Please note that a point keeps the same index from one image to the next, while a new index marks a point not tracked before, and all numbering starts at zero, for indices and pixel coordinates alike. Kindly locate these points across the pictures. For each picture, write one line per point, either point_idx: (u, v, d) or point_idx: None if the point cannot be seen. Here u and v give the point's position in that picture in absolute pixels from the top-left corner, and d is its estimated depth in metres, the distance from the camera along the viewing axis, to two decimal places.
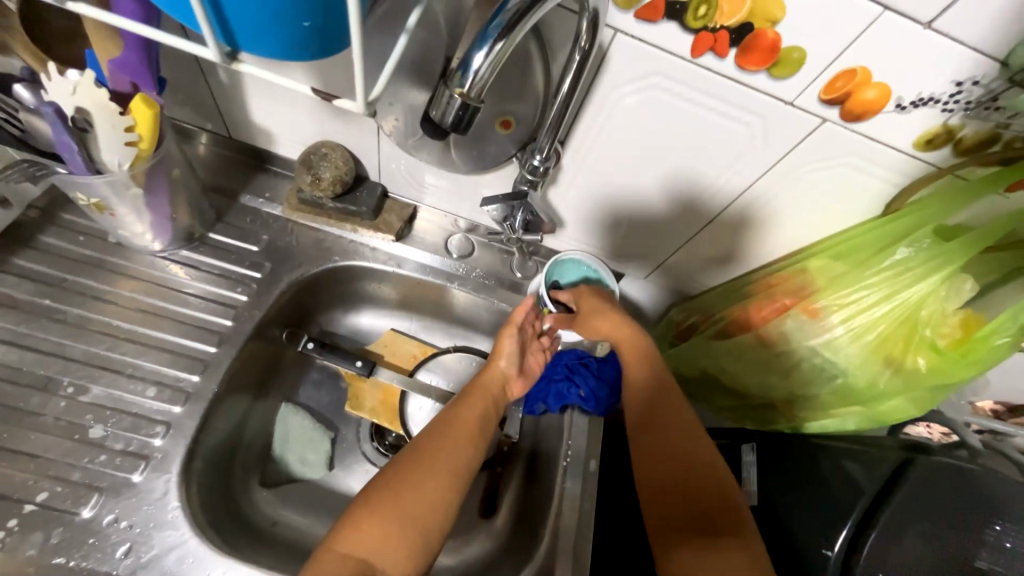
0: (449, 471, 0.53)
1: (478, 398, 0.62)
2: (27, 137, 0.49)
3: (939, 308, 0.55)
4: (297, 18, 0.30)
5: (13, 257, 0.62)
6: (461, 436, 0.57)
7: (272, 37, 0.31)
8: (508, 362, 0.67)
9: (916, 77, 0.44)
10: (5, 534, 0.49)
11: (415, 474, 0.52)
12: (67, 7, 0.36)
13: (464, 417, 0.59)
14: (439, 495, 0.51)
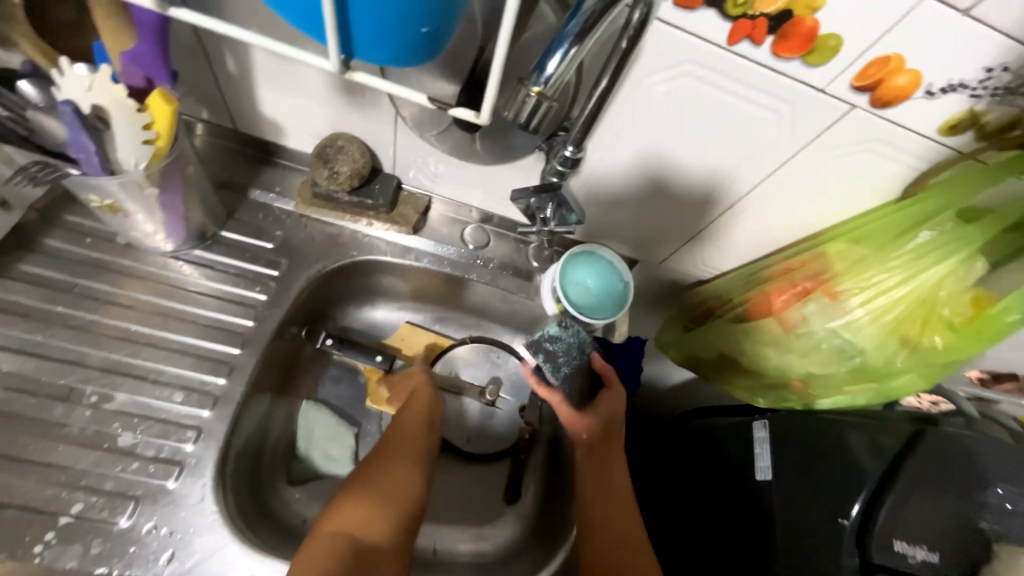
0: (411, 452, 0.61)
1: (421, 401, 0.68)
2: (32, 136, 0.46)
3: (955, 289, 0.57)
4: (417, 24, 0.32)
5: (17, 263, 0.59)
6: (417, 426, 0.64)
7: (389, 43, 0.34)
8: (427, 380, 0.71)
9: (949, 63, 0.44)
10: (44, 547, 0.48)
11: (395, 455, 0.60)
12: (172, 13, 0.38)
13: (414, 417, 0.65)
14: (410, 470, 0.59)
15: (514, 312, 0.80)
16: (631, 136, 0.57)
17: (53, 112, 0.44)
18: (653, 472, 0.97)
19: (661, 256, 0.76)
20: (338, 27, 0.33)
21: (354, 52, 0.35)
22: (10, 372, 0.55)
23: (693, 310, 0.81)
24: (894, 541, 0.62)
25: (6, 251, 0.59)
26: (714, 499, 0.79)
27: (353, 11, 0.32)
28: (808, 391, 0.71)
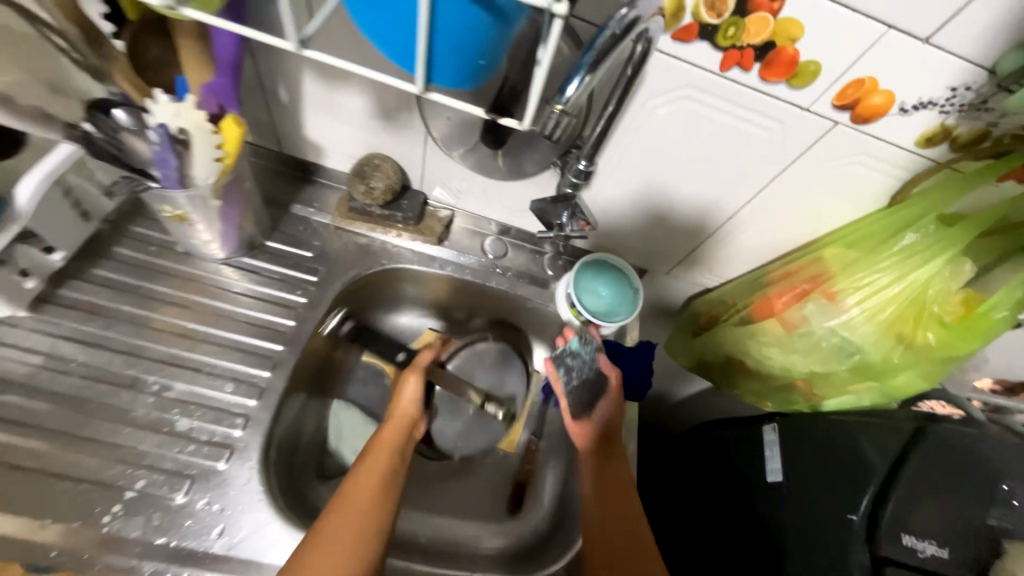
0: (365, 502, 0.55)
1: (387, 440, 0.62)
2: (121, 155, 0.53)
3: (943, 288, 0.61)
4: (485, 55, 0.36)
5: (92, 267, 0.66)
6: (373, 485, 0.56)
7: (467, 65, 0.36)
8: (412, 402, 0.67)
9: (918, 84, 0.50)
10: (111, 518, 0.53)
11: (348, 506, 0.54)
12: (301, 53, 0.40)
13: (376, 459, 0.59)
14: (362, 526, 0.53)
15: (530, 318, 0.85)
16: (637, 152, 0.63)
17: (144, 135, 0.51)
18: (667, 483, 1.02)
19: (667, 263, 0.82)
20: (428, 50, 0.34)
21: (433, 74, 0.36)
22: (85, 363, 0.61)
23: (700, 316, 0.86)
24: (903, 534, 0.64)
25: (83, 257, 0.66)
26: (729, 500, 0.84)
27: (446, 33, 0.33)
28: (813, 391, 0.76)
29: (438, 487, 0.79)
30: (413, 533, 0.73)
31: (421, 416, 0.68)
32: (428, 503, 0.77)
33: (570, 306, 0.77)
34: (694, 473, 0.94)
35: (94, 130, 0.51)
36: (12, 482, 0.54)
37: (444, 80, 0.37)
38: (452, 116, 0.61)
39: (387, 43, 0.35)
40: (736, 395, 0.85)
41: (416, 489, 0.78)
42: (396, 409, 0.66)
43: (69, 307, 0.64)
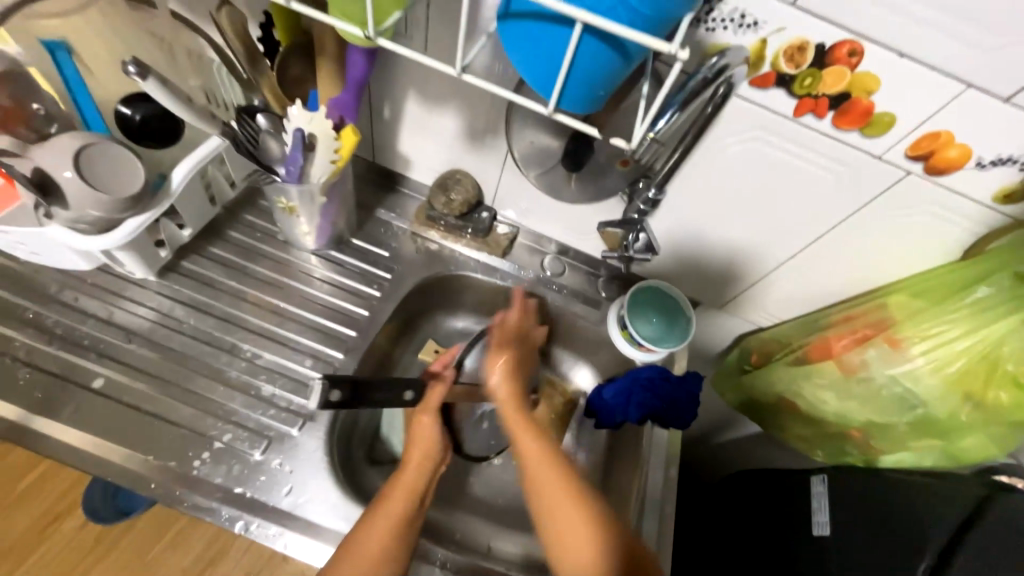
0: (378, 549, 0.55)
1: (407, 478, 0.61)
2: (256, 152, 0.62)
3: (1021, 347, 0.59)
4: (607, 88, 0.41)
5: (209, 246, 0.76)
6: (401, 505, 0.58)
7: (592, 93, 0.40)
8: (430, 437, 0.65)
9: (996, 140, 0.51)
10: (201, 463, 0.63)
11: (360, 551, 0.55)
12: (462, 78, 0.45)
13: (394, 502, 0.58)
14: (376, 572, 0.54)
15: (580, 337, 0.88)
16: (705, 186, 0.67)
17: (280, 136, 0.62)
18: (696, 522, 0.97)
19: (722, 298, 0.84)
20: (568, 73, 0.38)
21: (564, 95, 0.40)
22: (194, 326, 0.71)
23: (752, 354, 0.86)
24: None
25: (202, 235, 0.77)
26: (772, 551, 0.78)
27: (590, 62, 0.38)
28: (870, 443, 0.73)
29: (473, 488, 0.81)
30: (448, 528, 0.76)
31: (442, 447, 0.67)
32: (465, 502, 0.79)
33: (622, 329, 0.79)
34: (735, 515, 0.88)
35: (238, 127, 0.60)
36: (130, 418, 0.64)
37: (569, 106, 0.41)
38: (535, 139, 0.66)
39: (528, 68, 0.40)
40: (784, 439, 0.83)
41: (453, 488, 0.80)
42: (414, 440, 0.65)
43: (187, 276, 0.74)
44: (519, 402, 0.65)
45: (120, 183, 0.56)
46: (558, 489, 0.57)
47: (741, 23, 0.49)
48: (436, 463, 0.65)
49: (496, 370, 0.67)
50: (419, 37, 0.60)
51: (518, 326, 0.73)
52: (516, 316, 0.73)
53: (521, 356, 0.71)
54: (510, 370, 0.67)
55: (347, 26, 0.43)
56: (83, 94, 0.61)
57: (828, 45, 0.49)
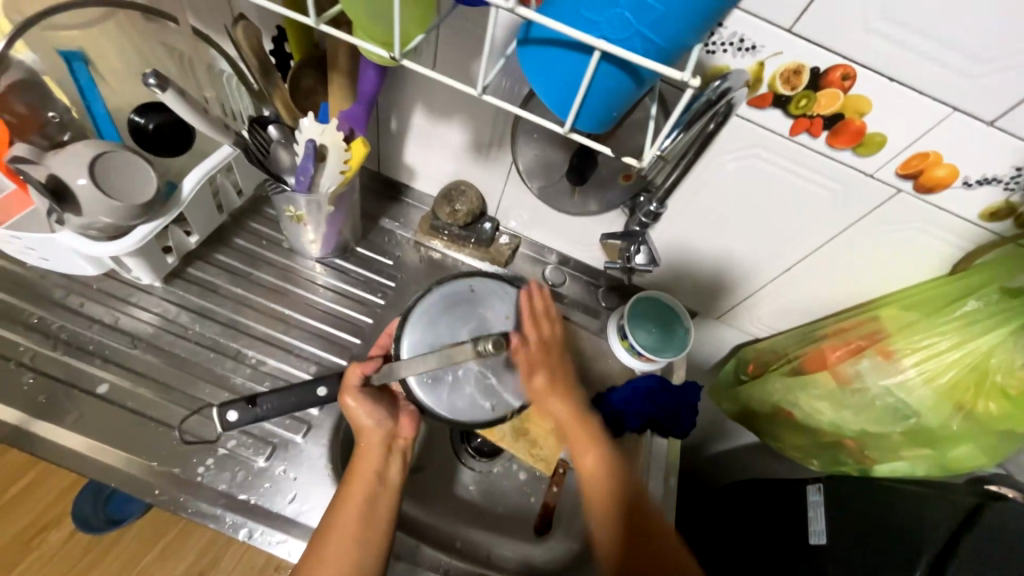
0: (348, 540, 0.56)
1: (366, 465, 0.61)
2: (265, 162, 0.63)
3: (1007, 358, 0.62)
4: (620, 109, 0.42)
5: (216, 253, 0.77)
6: (359, 494, 0.59)
7: (607, 114, 0.42)
8: (374, 420, 0.63)
9: (981, 161, 0.54)
10: (205, 469, 0.63)
11: (332, 542, 0.56)
12: (482, 98, 0.46)
13: (355, 491, 0.59)
14: (354, 550, 0.56)
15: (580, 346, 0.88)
16: (704, 200, 0.69)
17: (290, 146, 0.62)
18: (694, 533, 0.98)
19: (719, 309, 0.86)
20: (585, 94, 0.40)
21: (579, 116, 0.42)
22: (199, 332, 0.71)
23: (748, 364, 0.87)
24: None
25: (208, 242, 0.77)
26: (770, 561, 0.79)
27: (606, 85, 0.39)
28: (864, 453, 0.75)
29: (473, 498, 0.81)
30: (449, 536, 0.76)
31: (393, 424, 0.65)
32: (466, 512, 0.80)
33: (622, 339, 0.80)
34: (733, 525, 0.89)
35: (249, 138, 0.61)
36: (134, 424, 0.64)
37: (584, 125, 0.43)
38: (540, 154, 0.68)
39: (545, 90, 0.42)
40: (781, 449, 0.85)
41: (454, 495, 0.80)
42: (360, 424, 0.63)
43: (193, 283, 0.74)
44: (569, 400, 0.68)
45: (133, 191, 0.57)
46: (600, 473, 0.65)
47: (740, 47, 0.52)
48: (394, 441, 0.65)
49: (537, 372, 0.67)
50: (429, 53, 0.62)
51: (542, 335, 0.69)
52: (531, 330, 0.69)
53: (558, 365, 0.69)
54: (552, 395, 0.67)
55: (372, 47, 0.43)
56: (95, 98, 0.62)
57: (823, 68, 0.51)
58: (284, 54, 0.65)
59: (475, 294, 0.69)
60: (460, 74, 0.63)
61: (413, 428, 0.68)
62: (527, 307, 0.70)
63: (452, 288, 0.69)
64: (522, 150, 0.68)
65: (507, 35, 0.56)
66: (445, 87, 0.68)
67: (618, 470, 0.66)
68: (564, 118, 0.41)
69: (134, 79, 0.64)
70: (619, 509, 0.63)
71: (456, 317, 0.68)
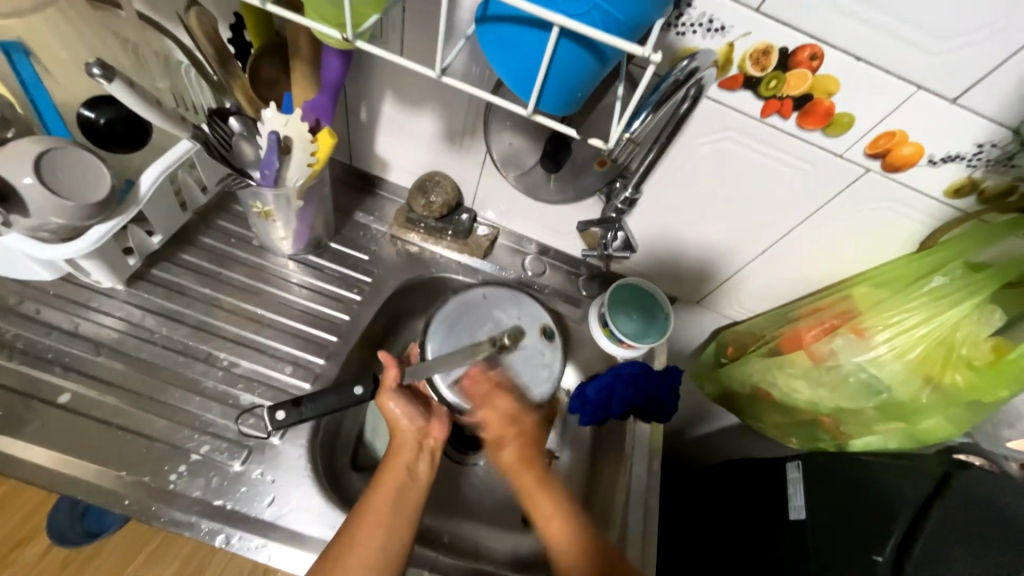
0: (379, 527, 0.55)
1: (399, 459, 0.61)
2: (228, 156, 0.60)
3: (972, 332, 0.64)
4: (583, 90, 0.42)
5: (181, 252, 0.74)
6: (393, 485, 0.58)
7: (571, 95, 0.41)
8: (409, 417, 0.65)
9: (945, 139, 0.55)
10: (178, 476, 0.61)
11: (361, 527, 0.54)
12: (444, 81, 0.44)
13: (388, 480, 0.58)
14: (385, 538, 0.54)
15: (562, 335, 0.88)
16: (681, 185, 0.69)
17: (253, 139, 0.60)
18: (680, 515, 0.99)
19: (698, 294, 0.87)
20: (546, 73, 0.39)
21: (544, 96, 0.41)
22: (167, 335, 0.69)
23: (728, 347, 0.88)
24: None
25: (173, 242, 0.74)
26: (752, 539, 0.80)
27: (569, 65, 0.38)
28: (840, 428, 0.77)
29: (458, 491, 0.81)
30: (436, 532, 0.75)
31: (424, 422, 0.65)
32: (453, 506, 0.79)
33: (603, 326, 0.80)
34: (717, 504, 0.91)
35: (209, 130, 0.58)
36: (101, 433, 0.62)
37: (548, 107, 0.42)
38: (513, 142, 0.67)
39: (509, 72, 0.41)
40: (761, 430, 0.86)
41: (438, 489, 0.80)
42: (397, 423, 0.64)
43: (158, 285, 0.71)
44: (534, 469, 0.62)
45: (83, 190, 0.54)
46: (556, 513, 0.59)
47: (709, 27, 0.51)
48: (425, 439, 0.64)
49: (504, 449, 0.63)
50: (395, 38, 0.60)
51: (511, 419, 0.64)
52: (490, 414, 0.65)
53: (531, 440, 0.64)
54: (522, 464, 0.62)
55: (325, 29, 0.43)
56: (42, 95, 0.59)
57: (791, 48, 0.51)
58: (243, 43, 0.61)
59: (487, 300, 0.76)
60: (427, 61, 0.61)
61: (445, 430, 0.67)
62: (473, 380, 0.67)
63: (466, 298, 0.75)
64: (495, 137, 0.66)
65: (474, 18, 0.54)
66: (414, 74, 0.66)
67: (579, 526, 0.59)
68: (529, 100, 0.41)
69: (82, 71, 0.60)
70: (585, 555, 0.57)
71: (473, 317, 0.74)
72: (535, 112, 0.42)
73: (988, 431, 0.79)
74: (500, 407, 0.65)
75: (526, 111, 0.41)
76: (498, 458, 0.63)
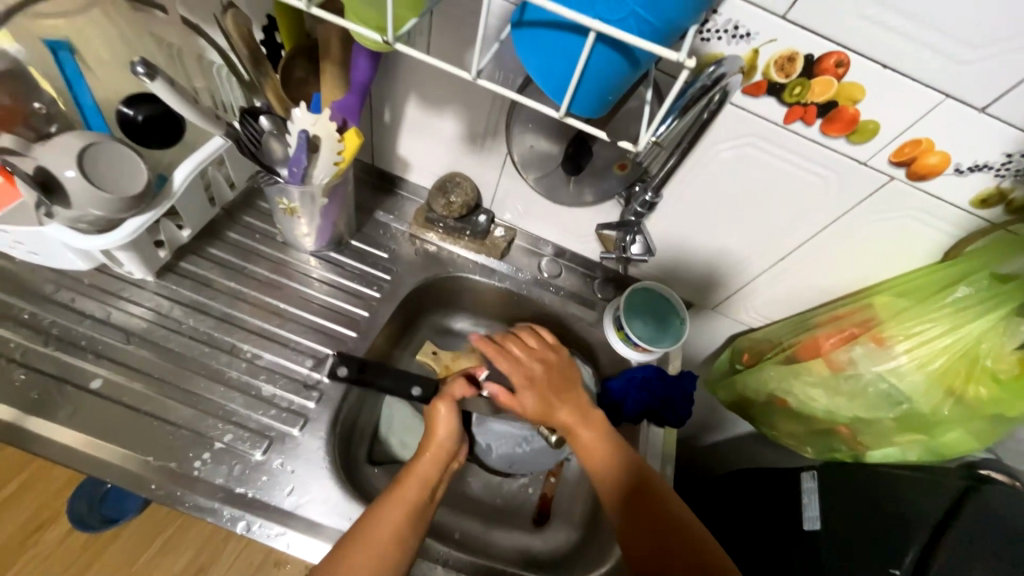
0: (391, 539, 0.55)
1: (424, 471, 0.62)
2: (258, 153, 0.62)
3: (997, 344, 0.63)
4: (614, 94, 0.42)
5: (209, 246, 0.76)
6: (413, 495, 0.59)
7: (602, 98, 0.42)
8: (447, 430, 0.65)
9: (972, 148, 0.54)
10: (202, 463, 0.63)
11: (372, 535, 0.55)
12: (477, 83, 0.46)
13: (410, 489, 0.59)
14: (392, 546, 0.55)
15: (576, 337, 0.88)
16: (700, 190, 0.69)
17: (281, 137, 0.61)
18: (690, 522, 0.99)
19: (713, 300, 0.86)
20: (580, 76, 0.40)
21: (575, 99, 0.42)
22: (194, 326, 0.71)
23: (743, 354, 0.88)
24: None
25: (201, 236, 0.77)
26: (767, 547, 0.79)
27: (604, 69, 0.39)
28: (857, 439, 0.76)
29: (470, 488, 0.81)
30: (447, 528, 0.76)
31: (458, 443, 0.66)
32: (465, 504, 0.80)
33: (618, 329, 0.80)
34: (729, 512, 0.90)
35: (241, 129, 0.60)
36: (129, 419, 0.64)
37: (579, 109, 0.43)
38: (535, 144, 0.67)
39: (541, 75, 0.42)
40: (775, 438, 0.86)
41: (451, 487, 0.81)
42: (432, 434, 0.65)
43: (185, 277, 0.74)
44: (566, 407, 0.67)
45: (122, 183, 0.56)
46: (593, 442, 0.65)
47: (734, 34, 0.52)
48: (452, 458, 0.65)
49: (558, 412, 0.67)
50: (422, 40, 0.61)
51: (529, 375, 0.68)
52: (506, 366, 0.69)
53: (557, 381, 0.69)
54: (553, 400, 0.67)
55: (364, 31, 0.44)
56: (83, 90, 0.61)
57: (816, 55, 0.51)
58: (275, 44, 0.64)
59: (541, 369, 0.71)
60: (452, 63, 0.63)
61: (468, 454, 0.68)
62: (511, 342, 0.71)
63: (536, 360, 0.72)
64: (517, 139, 0.67)
65: (500, 23, 0.55)
66: (439, 77, 0.67)
67: (616, 450, 0.65)
68: (561, 102, 0.41)
69: (121, 70, 0.62)
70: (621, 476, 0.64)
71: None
72: (567, 114, 0.42)
73: (1010, 447, 0.77)
74: (525, 348, 0.71)
75: (558, 113, 0.42)
76: (521, 405, 0.67)
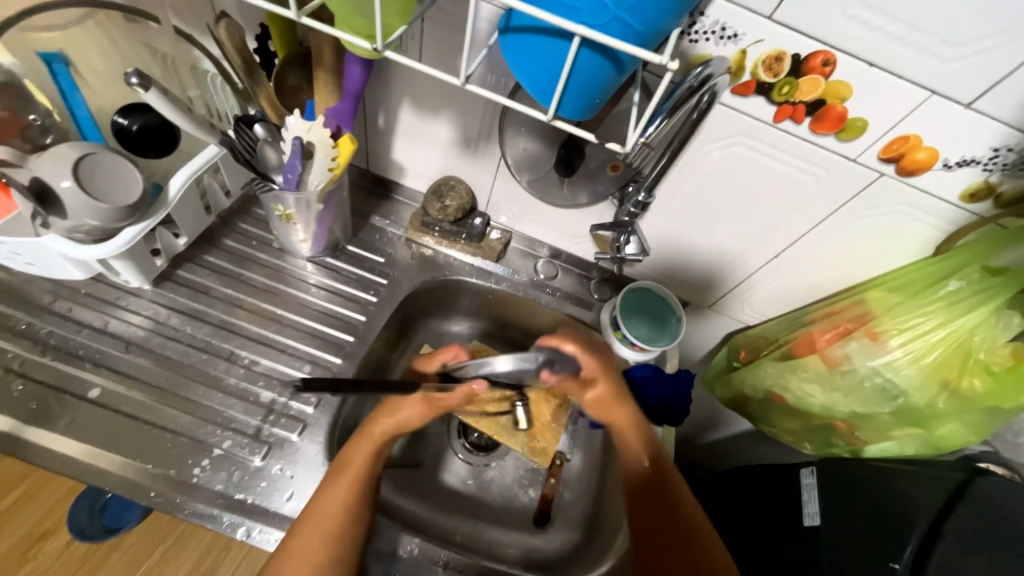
0: (336, 515, 0.59)
1: (366, 446, 0.65)
2: (253, 161, 0.62)
3: (989, 337, 0.64)
4: (600, 98, 0.43)
5: (205, 254, 0.77)
6: (362, 462, 0.63)
7: (588, 102, 0.43)
8: (405, 415, 0.67)
9: (960, 144, 0.55)
10: (201, 470, 0.63)
11: (320, 510, 0.59)
12: (465, 88, 0.46)
13: (352, 469, 0.62)
14: (340, 521, 0.59)
15: (573, 338, 0.88)
16: (691, 190, 0.70)
17: (276, 144, 0.61)
18: None
19: (711, 298, 0.87)
20: (566, 79, 0.40)
21: (563, 101, 0.42)
22: (191, 334, 0.71)
23: (740, 351, 0.88)
24: None
25: (197, 244, 0.77)
26: (767, 546, 0.79)
27: (589, 75, 0.40)
28: (854, 434, 0.76)
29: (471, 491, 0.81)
30: (449, 531, 0.76)
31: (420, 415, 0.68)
32: (467, 507, 0.80)
33: (615, 329, 0.81)
34: (731, 510, 0.90)
35: (236, 136, 0.60)
36: (127, 428, 0.64)
37: (567, 113, 0.43)
38: (528, 146, 0.68)
39: (527, 77, 0.42)
40: (774, 436, 0.86)
41: (449, 490, 0.81)
42: (388, 407, 0.68)
43: (182, 285, 0.74)
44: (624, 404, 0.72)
45: (119, 193, 0.57)
46: (622, 415, 0.72)
47: (722, 35, 0.52)
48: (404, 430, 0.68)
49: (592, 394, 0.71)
50: (414, 47, 0.62)
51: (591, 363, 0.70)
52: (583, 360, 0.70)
53: (616, 386, 0.72)
54: (612, 402, 0.72)
55: (354, 39, 0.45)
56: (78, 103, 0.61)
57: (803, 55, 0.52)
58: (269, 52, 0.65)
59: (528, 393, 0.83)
60: (445, 67, 0.63)
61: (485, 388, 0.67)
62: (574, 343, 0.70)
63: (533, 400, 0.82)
64: (511, 142, 0.68)
65: (489, 28, 0.56)
66: (430, 83, 0.68)
67: (647, 440, 0.72)
68: (549, 107, 0.42)
69: (116, 80, 0.63)
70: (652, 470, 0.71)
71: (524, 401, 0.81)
72: (555, 117, 0.43)
73: (1007, 440, 0.78)
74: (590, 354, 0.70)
75: (546, 117, 0.42)
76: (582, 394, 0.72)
